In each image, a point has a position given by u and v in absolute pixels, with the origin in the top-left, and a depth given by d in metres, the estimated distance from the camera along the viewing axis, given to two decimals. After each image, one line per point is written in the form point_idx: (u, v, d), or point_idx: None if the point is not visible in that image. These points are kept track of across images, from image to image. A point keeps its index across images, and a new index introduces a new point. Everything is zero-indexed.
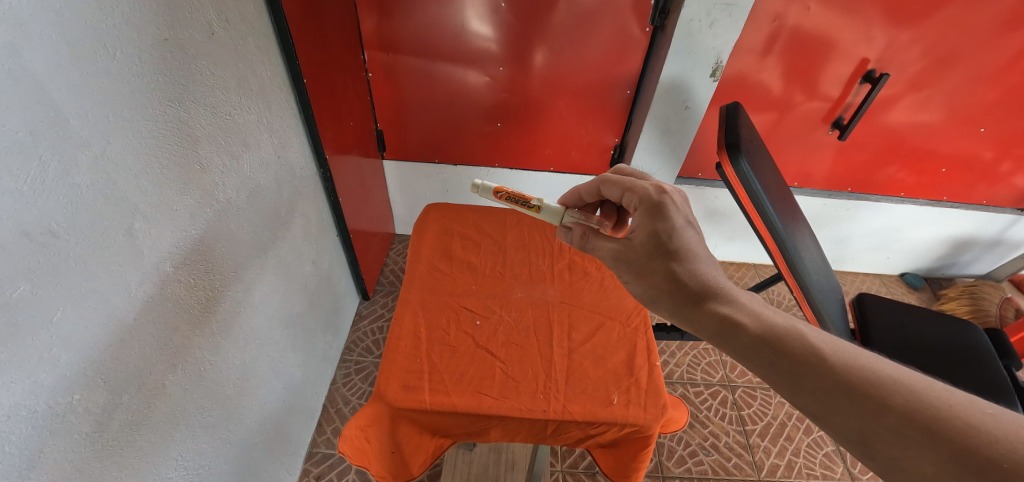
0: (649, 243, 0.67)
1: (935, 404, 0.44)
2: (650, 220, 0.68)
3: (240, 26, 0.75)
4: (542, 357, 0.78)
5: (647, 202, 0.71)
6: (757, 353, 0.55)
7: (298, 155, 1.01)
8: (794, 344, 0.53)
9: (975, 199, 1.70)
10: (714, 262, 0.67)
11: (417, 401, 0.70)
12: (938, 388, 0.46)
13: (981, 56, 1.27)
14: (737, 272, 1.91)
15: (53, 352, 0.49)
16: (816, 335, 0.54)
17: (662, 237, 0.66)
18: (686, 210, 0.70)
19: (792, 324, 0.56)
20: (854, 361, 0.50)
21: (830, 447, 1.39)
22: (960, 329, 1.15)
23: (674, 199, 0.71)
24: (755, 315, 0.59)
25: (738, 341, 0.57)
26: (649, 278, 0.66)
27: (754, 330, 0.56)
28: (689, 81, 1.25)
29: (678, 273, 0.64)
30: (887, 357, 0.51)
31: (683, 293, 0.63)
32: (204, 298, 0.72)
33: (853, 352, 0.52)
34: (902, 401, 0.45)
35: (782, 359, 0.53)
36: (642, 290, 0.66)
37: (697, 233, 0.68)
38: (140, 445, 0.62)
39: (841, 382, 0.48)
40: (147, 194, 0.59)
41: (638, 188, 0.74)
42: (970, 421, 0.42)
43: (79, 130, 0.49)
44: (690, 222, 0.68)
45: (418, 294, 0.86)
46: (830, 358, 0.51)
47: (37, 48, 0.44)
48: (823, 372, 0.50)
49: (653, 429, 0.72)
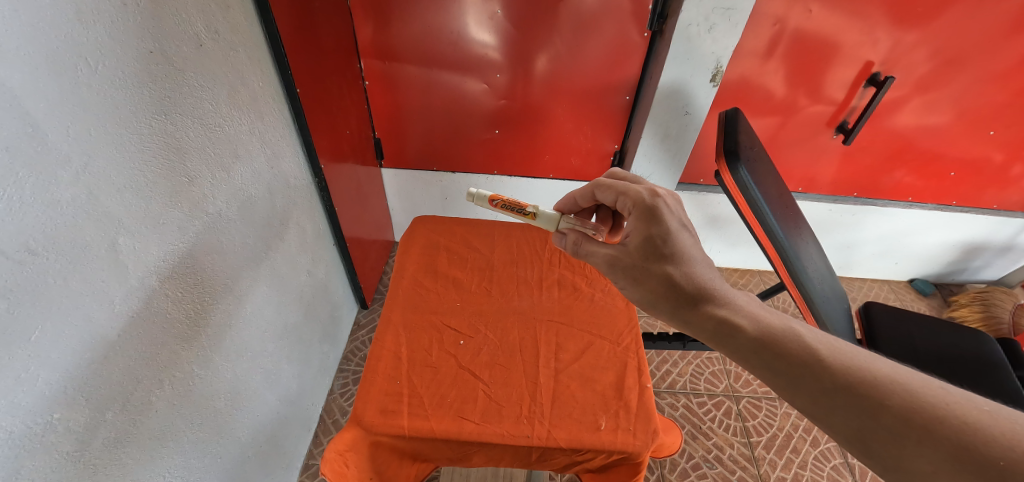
0: (643, 247, 0.65)
1: (930, 403, 0.42)
2: (644, 224, 0.66)
3: (229, 37, 0.75)
4: (527, 378, 0.77)
5: (641, 205, 0.69)
6: (755, 355, 0.52)
7: (293, 165, 1.00)
8: (793, 345, 0.51)
9: (986, 203, 1.66)
10: (709, 262, 0.65)
11: (395, 426, 0.68)
12: (935, 386, 0.44)
13: (990, 57, 1.24)
14: (740, 279, 1.88)
15: (32, 371, 0.48)
16: (813, 335, 0.52)
17: (657, 241, 0.64)
18: (680, 213, 0.68)
19: (788, 323, 0.54)
20: (851, 361, 0.48)
21: (839, 459, 1.35)
22: (972, 339, 1.11)
23: (667, 203, 0.69)
24: (753, 317, 0.56)
25: (735, 344, 0.55)
26: (644, 282, 0.64)
27: (752, 332, 0.54)
28: (689, 87, 1.23)
29: (674, 277, 0.62)
30: (884, 356, 0.49)
31: (678, 296, 0.61)
32: (194, 310, 0.71)
33: (850, 351, 0.50)
34: (900, 400, 0.43)
35: (781, 362, 0.50)
36: (639, 295, 0.64)
37: (692, 235, 0.66)
38: (125, 463, 0.60)
39: (838, 383, 0.46)
40: (132, 208, 0.58)
41: (632, 192, 0.71)
42: (967, 419, 0.40)
43: (59, 144, 0.48)
44: (685, 225, 0.66)
45: (401, 312, 0.85)
46: (828, 358, 0.49)
47: (15, 66, 0.43)
48: (821, 373, 0.48)
49: (644, 455, 0.70)
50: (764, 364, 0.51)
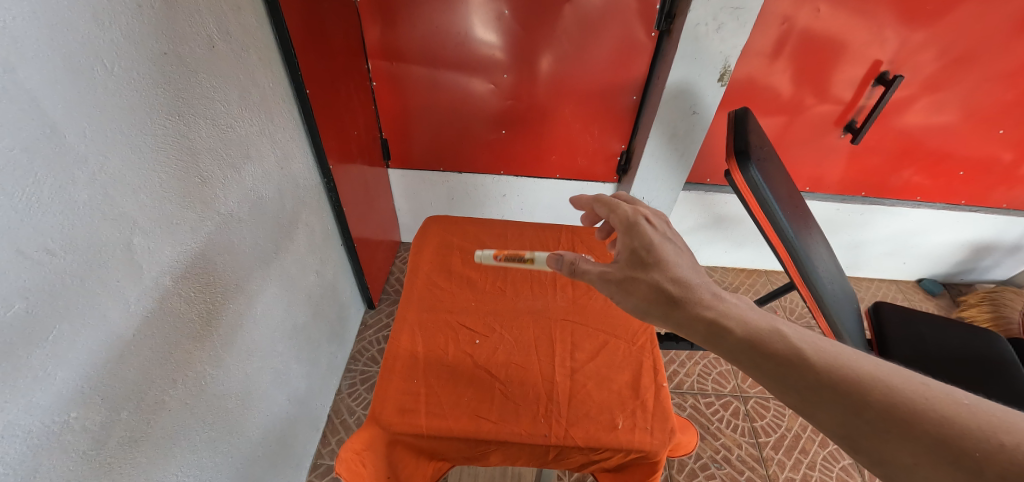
0: (630, 259, 0.66)
1: (909, 397, 0.42)
2: (627, 238, 0.68)
3: (240, 39, 0.75)
4: (543, 377, 0.77)
5: (624, 222, 0.70)
6: (744, 355, 0.52)
7: (302, 166, 1.01)
8: (778, 343, 0.51)
9: (994, 202, 1.65)
10: (698, 268, 0.64)
11: (413, 425, 0.68)
12: (915, 381, 0.44)
13: (998, 56, 1.23)
14: (747, 279, 1.88)
15: (50, 370, 0.49)
16: (798, 334, 0.52)
17: (640, 252, 0.65)
18: (664, 227, 0.70)
19: (773, 324, 0.54)
20: (834, 358, 0.47)
21: (847, 460, 1.34)
22: (983, 340, 1.11)
23: (653, 221, 0.70)
24: (742, 317, 0.56)
25: (725, 345, 0.54)
26: (635, 294, 0.63)
27: (739, 331, 0.54)
28: (697, 86, 1.23)
29: (661, 283, 0.62)
30: (869, 355, 0.48)
31: (668, 304, 0.60)
32: (206, 310, 0.71)
33: (834, 348, 0.49)
34: (881, 396, 0.43)
35: (768, 360, 0.50)
36: (633, 304, 0.63)
37: (677, 246, 0.67)
38: (139, 462, 0.61)
39: (821, 380, 0.46)
40: (147, 208, 0.58)
41: (617, 210, 0.73)
42: (946, 412, 0.40)
43: (76, 145, 0.49)
44: (668, 237, 0.67)
45: (416, 311, 0.85)
46: (811, 357, 0.48)
47: (33, 66, 0.44)
48: (805, 370, 0.47)
49: (661, 454, 0.70)
50: (753, 363, 0.51)
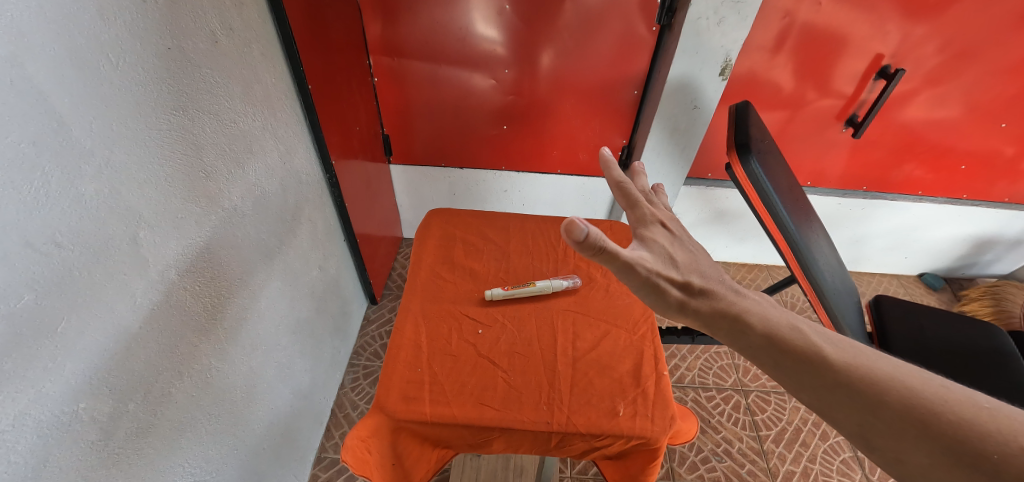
0: (661, 256, 0.62)
1: (927, 399, 0.43)
2: (651, 236, 0.65)
3: (243, 34, 0.76)
4: (546, 366, 0.77)
5: (643, 222, 0.68)
6: (763, 352, 0.52)
7: (304, 161, 1.01)
8: (797, 341, 0.51)
9: (997, 196, 1.64)
10: (718, 271, 0.64)
11: (417, 412, 0.69)
12: (935, 384, 0.44)
13: (1000, 49, 1.23)
14: (748, 274, 1.88)
15: (59, 361, 0.49)
16: (818, 334, 0.52)
17: (666, 251, 0.63)
18: (677, 230, 0.69)
19: (792, 321, 0.54)
20: (852, 359, 0.48)
21: (848, 453, 1.35)
22: (984, 333, 1.11)
23: (669, 225, 0.69)
24: (763, 313, 0.55)
25: (747, 341, 0.54)
26: (666, 287, 0.59)
27: (759, 328, 0.53)
28: (698, 80, 1.23)
29: (691, 282, 0.60)
30: (887, 354, 0.49)
31: (693, 301, 0.58)
32: (211, 304, 0.72)
33: (852, 349, 0.49)
34: (899, 396, 0.44)
35: (786, 358, 0.50)
36: (664, 300, 0.59)
37: (693, 247, 0.67)
38: (146, 452, 0.61)
39: (840, 380, 0.46)
40: (152, 202, 0.59)
41: (636, 207, 0.69)
42: (964, 415, 0.41)
43: (82, 139, 0.49)
44: (685, 240, 0.67)
45: (419, 303, 0.86)
46: (830, 356, 0.48)
47: (39, 59, 0.44)
48: (823, 370, 0.48)
49: (661, 441, 0.71)
50: (771, 361, 0.51)
